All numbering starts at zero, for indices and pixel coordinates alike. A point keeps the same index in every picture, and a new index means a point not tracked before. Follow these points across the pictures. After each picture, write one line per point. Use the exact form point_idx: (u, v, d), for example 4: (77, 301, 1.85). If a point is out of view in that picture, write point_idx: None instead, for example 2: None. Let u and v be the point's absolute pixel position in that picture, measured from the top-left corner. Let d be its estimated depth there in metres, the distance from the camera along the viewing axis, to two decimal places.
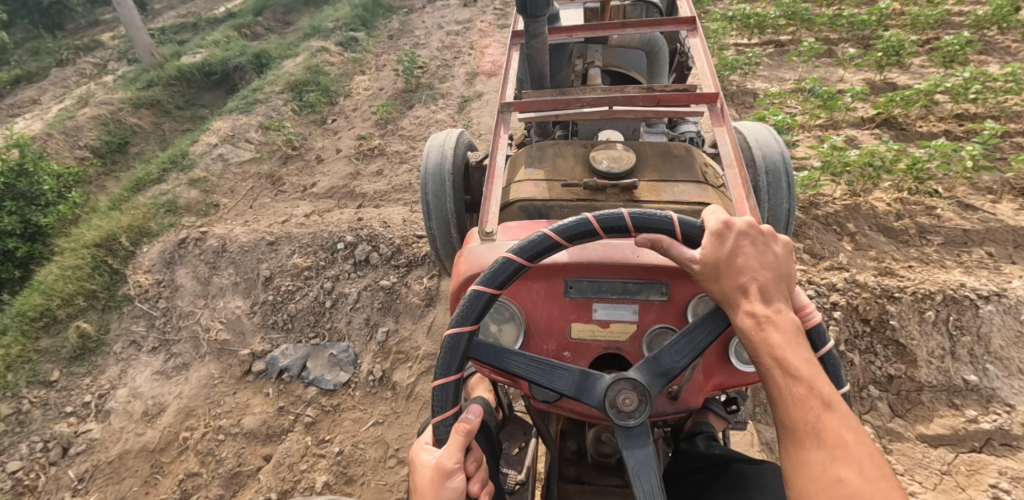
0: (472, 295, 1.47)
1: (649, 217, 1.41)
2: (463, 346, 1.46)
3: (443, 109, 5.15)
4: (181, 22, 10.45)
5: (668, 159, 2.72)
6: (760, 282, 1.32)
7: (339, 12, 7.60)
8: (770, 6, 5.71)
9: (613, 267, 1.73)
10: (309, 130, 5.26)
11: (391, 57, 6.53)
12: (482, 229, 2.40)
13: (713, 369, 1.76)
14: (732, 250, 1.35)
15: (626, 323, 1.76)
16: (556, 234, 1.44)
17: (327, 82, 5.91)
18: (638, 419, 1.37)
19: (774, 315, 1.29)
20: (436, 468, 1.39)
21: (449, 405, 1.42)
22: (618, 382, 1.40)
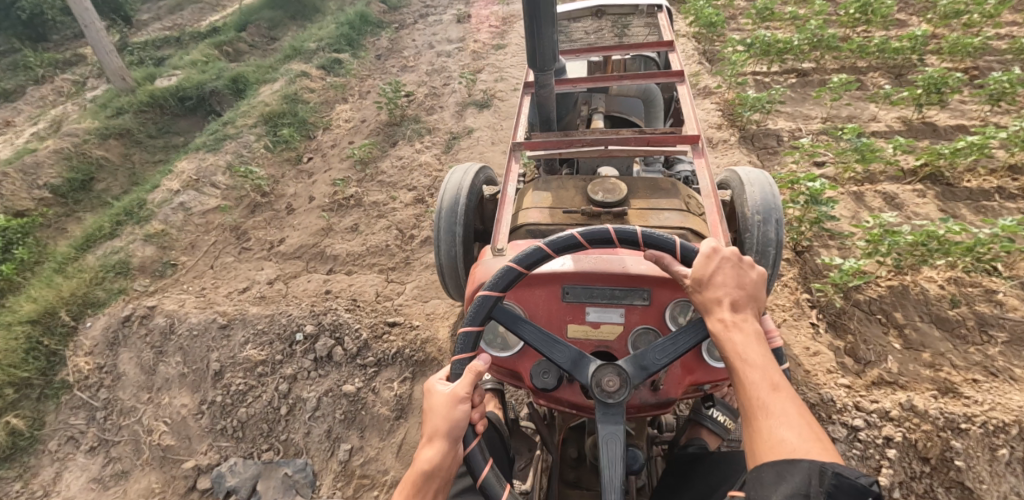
0: (503, 272, 1.82)
1: (658, 236, 1.72)
2: (489, 306, 1.80)
3: (428, 149, 4.63)
4: (165, 36, 9.99)
5: (657, 192, 2.94)
6: (732, 296, 1.58)
7: (323, 30, 7.11)
8: (790, 30, 5.20)
9: (605, 274, 2.01)
10: (282, 171, 4.77)
11: (377, 82, 6.04)
12: (494, 246, 2.60)
13: (693, 367, 1.95)
14: (714, 270, 1.61)
15: (614, 324, 1.98)
16: (581, 235, 1.75)
17: (304, 113, 5.41)
18: (616, 398, 1.66)
19: (740, 322, 1.54)
20: (446, 396, 1.64)
21: (469, 349, 1.76)
22: (605, 368, 1.67)
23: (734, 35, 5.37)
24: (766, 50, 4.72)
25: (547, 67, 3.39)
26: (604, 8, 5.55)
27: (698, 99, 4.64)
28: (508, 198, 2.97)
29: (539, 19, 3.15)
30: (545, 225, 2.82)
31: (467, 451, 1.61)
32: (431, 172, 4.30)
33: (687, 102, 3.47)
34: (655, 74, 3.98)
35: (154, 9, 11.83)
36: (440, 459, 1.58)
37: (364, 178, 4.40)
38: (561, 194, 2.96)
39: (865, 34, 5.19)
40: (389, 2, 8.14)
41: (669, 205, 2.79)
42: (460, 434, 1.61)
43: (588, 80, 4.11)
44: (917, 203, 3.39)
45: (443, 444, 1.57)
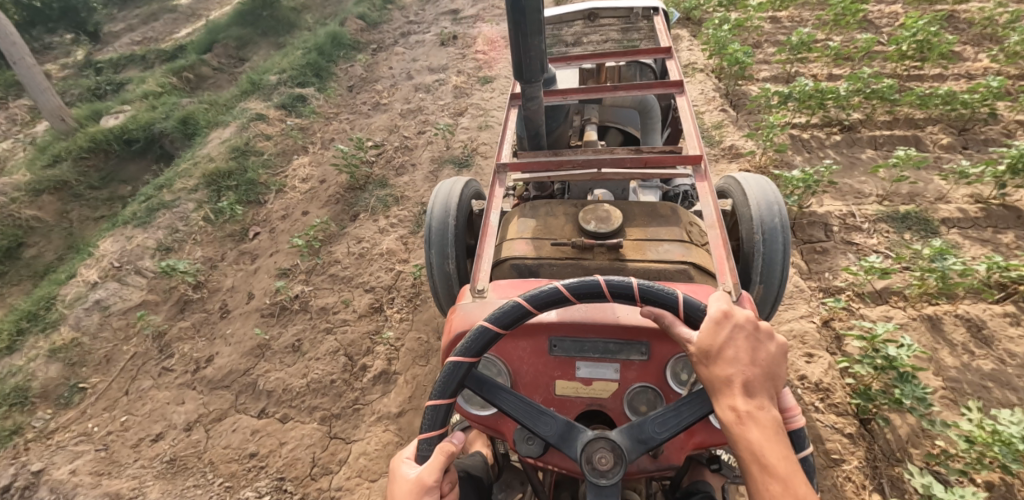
0: (478, 332, 1.56)
1: (655, 291, 1.50)
2: (462, 373, 1.55)
3: (395, 227, 3.79)
4: (130, 53, 9.21)
5: (657, 219, 2.46)
6: (744, 377, 1.42)
7: (288, 56, 6.27)
8: (825, 74, 4.39)
9: (596, 326, 1.77)
10: (222, 252, 3.99)
11: (344, 123, 5.22)
12: (472, 286, 2.17)
13: (694, 427, 1.73)
14: (725, 343, 1.45)
15: (608, 381, 1.76)
16: (566, 289, 1.52)
17: (251, 170, 4.57)
18: (610, 479, 1.44)
19: (755, 412, 1.39)
20: (415, 482, 1.48)
21: (437, 427, 1.52)
22: (597, 440, 1.47)
23: (763, 78, 4.52)
24: (810, 105, 3.85)
25: (537, 79, 2.86)
26: (597, 11, 5.09)
27: (723, 163, 3.79)
28: (489, 226, 2.51)
29: (525, 31, 2.69)
30: (532, 259, 2.36)
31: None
32: (394, 261, 3.50)
33: (687, 113, 3.13)
34: (651, 85, 3.51)
35: (125, 21, 11.09)
36: None
37: (314, 268, 3.61)
38: (549, 223, 2.51)
39: (917, 73, 4.37)
40: (367, 18, 7.34)
41: (670, 235, 2.35)
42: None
43: (579, 91, 3.57)
44: (1012, 335, 2.62)
45: None
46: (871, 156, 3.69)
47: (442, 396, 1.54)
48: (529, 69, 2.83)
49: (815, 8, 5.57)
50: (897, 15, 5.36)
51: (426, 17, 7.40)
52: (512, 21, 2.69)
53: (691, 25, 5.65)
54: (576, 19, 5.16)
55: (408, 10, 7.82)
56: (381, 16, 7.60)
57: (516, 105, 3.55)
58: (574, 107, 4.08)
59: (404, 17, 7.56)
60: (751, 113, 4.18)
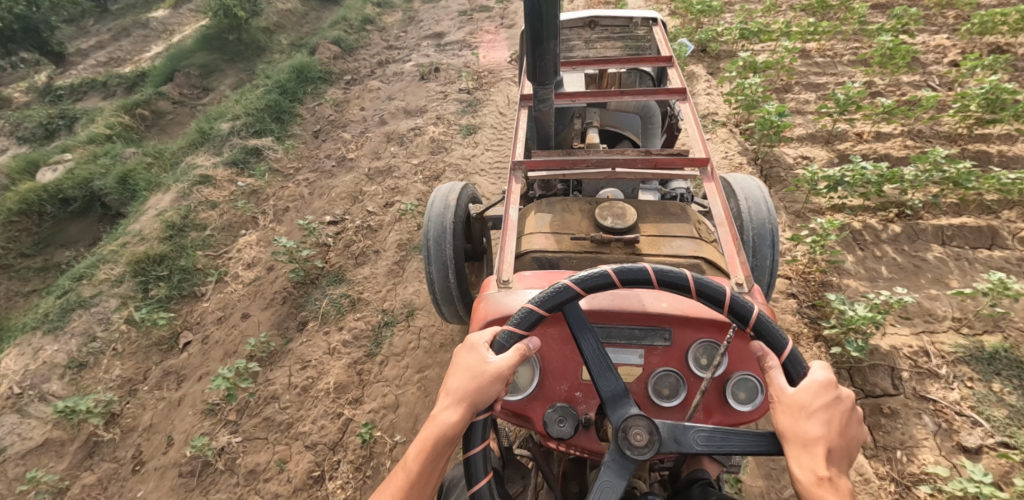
0: (592, 273, 1.40)
1: (772, 325, 1.33)
2: (566, 297, 1.39)
3: (348, 346, 3.06)
4: (92, 78, 8.49)
5: (667, 216, 2.40)
6: (829, 441, 1.21)
7: (246, 95, 5.50)
8: (869, 140, 3.69)
9: (623, 313, 1.66)
10: (145, 371, 3.31)
11: (302, 181, 4.46)
12: (498, 277, 2.01)
13: (712, 408, 1.61)
14: (819, 404, 1.24)
15: (632, 366, 1.66)
16: (695, 281, 1.34)
17: (188, 256, 3.85)
18: (639, 456, 1.27)
19: (837, 478, 1.18)
20: (489, 364, 1.36)
21: (525, 327, 1.39)
22: (636, 416, 1.30)
23: (800, 136, 3.76)
24: (866, 191, 3.07)
25: (549, 82, 2.60)
26: (598, 17, 4.32)
27: None
28: (510, 221, 2.31)
29: (541, 36, 2.40)
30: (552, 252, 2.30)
31: (468, 438, 1.33)
32: (342, 403, 2.80)
33: (691, 121, 2.88)
34: (656, 91, 3.02)
35: (97, 38, 10.51)
36: (457, 427, 1.32)
37: (247, 405, 2.92)
38: (566, 218, 2.43)
39: (981, 132, 3.64)
40: (342, 43, 6.62)
41: (682, 231, 2.27)
42: (483, 407, 1.34)
43: (588, 94, 2.99)
44: None
45: (469, 410, 1.32)
46: (939, 256, 2.95)
47: (538, 306, 1.41)
48: (544, 73, 2.51)
49: (849, 39, 4.86)
50: (946, 48, 4.60)
51: (408, 41, 6.68)
52: (527, 24, 2.37)
53: (707, 62, 4.89)
54: (578, 25, 4.38)
55: (389, 32, 7.11)
56: (359, 40, 6.87)
57: (525, 106, 3.13)
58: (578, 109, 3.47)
59: (384, 41, 6.87)
60: (790, 195, 3.37)
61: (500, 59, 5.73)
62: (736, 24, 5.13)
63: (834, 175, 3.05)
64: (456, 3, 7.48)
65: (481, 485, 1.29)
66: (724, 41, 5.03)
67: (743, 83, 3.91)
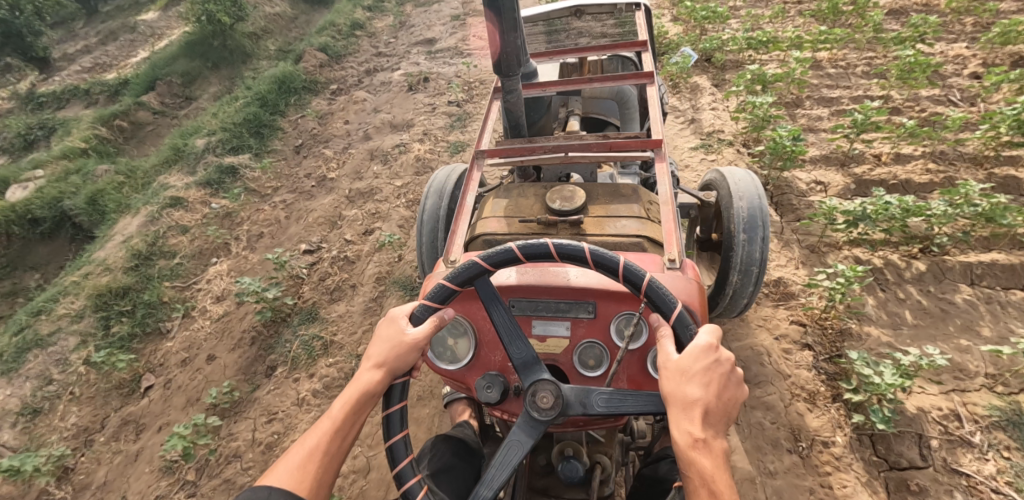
0: (500, 250, 1.55)
1: (662, 293, 1.48)
2: (474, 271, 1.56)
3: (318, 397, 2.80)
4: (75, 85, 8.23)
5: (617, 198, 2.47)
6: (705, 402, 1.36)
7: (225, 108, 5.22)
8: (887, 164, 3.43)
9: (548, 287, 1.82)
10: (102, 419, 3.04)
11: (278, 203, 4.18)
12: (448, 258, 2.25)
13: (637, 378, 1.74)
14: (700, 369, 1.39)
15: (560, 338, 1.80)
16: (590, 254, 1.50)
17: (154, 289, 3.60)
18: (544, 416, 1.48)
19: (710, 438, 1.33)
20: (407, 336, 1.54)
21: (438, 300, 1.56)
22: (544, 382, 1.51)
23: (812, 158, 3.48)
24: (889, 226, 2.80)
25: (515, 74, 2.75)
26: (585, 5, 4.08)
27: (765, 307, 2.76)
28: (465, 207, 2.51)
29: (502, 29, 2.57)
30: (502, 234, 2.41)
31: (387, 398, 1.48)
32: None
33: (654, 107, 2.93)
34: (624, 76, 3.16)
35: (85, 42, 10.25)
36: (376, 388, 1.50)
37: (207, 464, 2.66)
38: (519, 202, 2.54)
39: (1011, 154, 3.35)
40: (329, 50, 6.36)
41: (628, 212, 2.35)
42: (401, 371, 1.52)
43: (558, 84, 3.10)
44: None
45: (388, 374, 1.51)
46: (968, 298, 2.69)
47: (451, 282, 1.58)
48: (509, 65, 2.68)
49: (863, 48, 4.57)
50: (965, 59, 4.30)
51: (397, 48, 6.40)
52: (489, 15, 2.56)
53: (712, 72, 4.59)
54: (565, 13, 4.16)
55: (378, 37, 6.83)
56: (347, 46, 6.60)
57: (497, 98, 3.14)
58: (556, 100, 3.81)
59: (374, 47, 6.59)
60: (803, 227, 3.09)
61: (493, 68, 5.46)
62: (742, 33, 4.84)
63: (852, 208, 2.79)
64: (449, 6, 7.19)
65: (396, 439, 1.43)
66: (729, 51, 4.74)
67: (753, 102, 3.63)
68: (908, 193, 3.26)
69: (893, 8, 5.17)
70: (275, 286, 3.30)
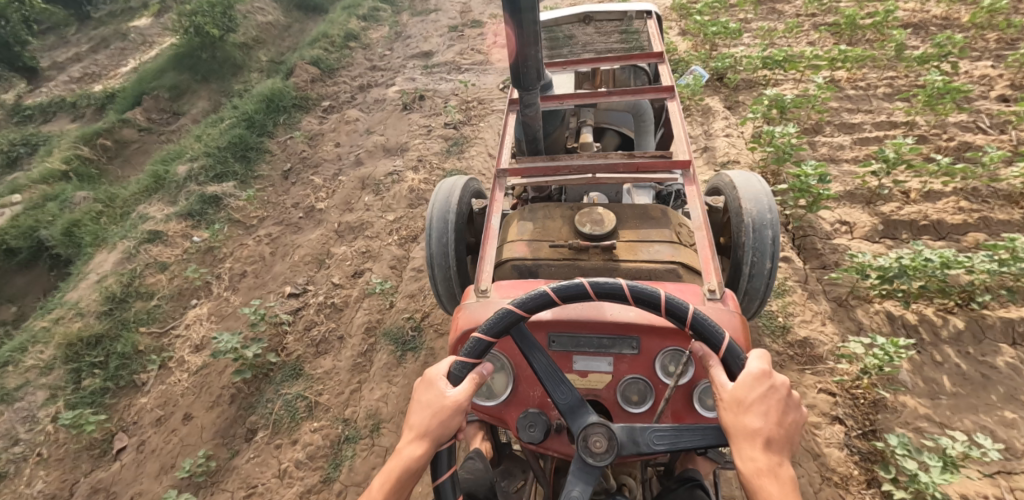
0: (534, 294, 1.44)
1: (708, 322, 1.37)
2: (510, 319, 1.45)
3: (299, 470, 2.56)
4: (61, 97, 7.98)
5: (647, 220, 2.44)
6: (767, 432, 1.28)
7: (209, 129, 4.95)
8: (915, 202, 3.17)
9: (592, 322, 1.74)
10: (69, 486, 2.79)
11: (262, 236, 3.92)
12: (476, 286, 2.10)
13: (682, 413, 1.70)
14: (758, 397, 1.31)
15: (602, 373, 1.75)
16: (628, 289, 1.40)
17: (130, 336, 3.37)
18: (599, 461, 1.42)
19: (778, 469, 1.25)
20: (448, 398, 1.41)
21: (475, 357, 1.43)
22: (596, 425, 1.44)
23: (839, 195, 3.21)
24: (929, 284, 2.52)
25: (533, 87, 2.80)
26: (592, 13, 4.13)
27: (789, 371, 2.52)
28: (491, 229, 2.43)
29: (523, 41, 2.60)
30: (530, 260, 2.37)
31: (436, 468, 1.37)
32: None
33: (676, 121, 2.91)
34: (645, 90, 3.10)
35: (75, 50, 10.00)
36: (422, 460, 1.37)
37: None
38: (546, 225, 2.49)
39: None
40: (321, 64, 6.10)
41: (660, 236, 2.32)
42: (445, 439, 1.39)
43: (576, 97, 3.07)
44: None
45: (431, 445, 1.37)
46: (1012, 362, 2.44)
47: (486, 334, 1.45)
48: (528, 78, 2.70)
49: (881, 70, 4.33)
50: (992, 79, 4.04)
51: (393, 62, 6.13)
52: (508, 29, 2.58)
53: (724, 94, 4.33)
54: (573, 21, 4.16)
55: (373, 49, 6.56)
56: (340, 59, 6.34)
57: (513, 109, 3.20)
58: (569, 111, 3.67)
59: (368, 60, 6.33)
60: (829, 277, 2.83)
61: (492, 85, 5.20)
62: (756, 52, 4.58)
63: (886, 265, 2.53)
64: (446, 16, 6.93)
65: None
66: (742, 70, 4.48)
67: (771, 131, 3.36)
68: (940, 235, 3.01)
69: (912, 22, 4.90)
70: (256, 339, 3.05)
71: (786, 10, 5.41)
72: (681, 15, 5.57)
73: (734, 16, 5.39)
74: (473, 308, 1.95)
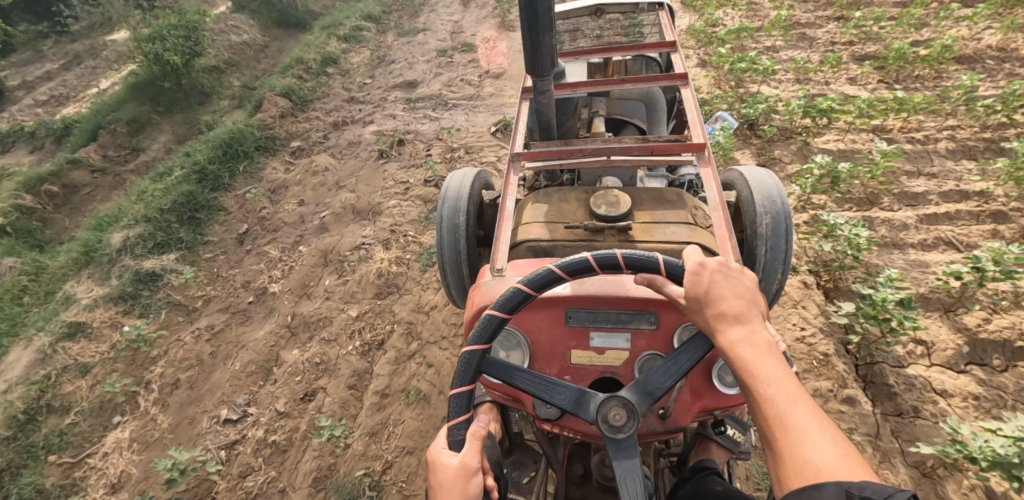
0: (485, 322, 1.49)
1: (638, 257, 1.43)
2: (478, 360, 1.48)
3: None
4: (19, 124, 7.32)
5: (662, 203, 2.22)
6: (740, 311, 1.36)
7: (155, 183, 4.28)
8: (1008, 314, 2.50)
9: (605, 298, 1.65)
10: None
11: (202, 329, 3.27)
12: (491, 266, 2.00)
13: (700, 391, 1.64)
14: (710, 286, 1.38)
15: (620, 350, 1.65)
16: (560, 268, 1.46)
17: (36, 470, 2.78)
18: (627, 433, 1.39)
19: (746, 337, 1.32)
20: (456, 470, 1.40)
21: (464, 411, 1.44)
22: (609, 399, 1.42)
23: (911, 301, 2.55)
24: None
25: (548, 73, 2.52)
26: (604, 4, 3.69)
27: None
28: (505, 213, 2.25)
29: (537, 26, 2.31)
30: (545, 241, 2.15)
31: None
32: None
33: (691, 108, 2.72)
34: (658, 78, 2.96)
35: (45, 66, 9.33)
36: None
37: None
38: (561, 208, 2.26)
39: None
40: (293, 95, 5.42)
41: (676, 217, 2.11)
42: None
43: (590, 83, 2.91)
44: None
45: None
46: None
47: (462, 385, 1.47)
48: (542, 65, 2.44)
49: (937, 120, 3.65)
50: None
51: (372, 93, 5.44)
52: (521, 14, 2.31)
53: (756, 146, 3.63)
54: (584, 13, 3.75)
55: (352, 76, 5.87)
56: (315, 88, 5.66)
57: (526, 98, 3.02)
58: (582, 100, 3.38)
59: (346, 89, 5.65)
60: (909, 430, 2.17)
61: (481, 125, 4.53)
62: (796, 97, 3.88)
63: (1005, 452, 1.83)
64: (434, 38, 6.27)
65: None
66: (777, 117, 3.77)
67: (833, 225, 2.65)
68: None
69: (967, 53, 4.20)
70: None
71: (818, 36, 4.71)
72: (701, 42, 4.85)
73: (760, 45, 4.69)
74: (488, 286, 1.85)
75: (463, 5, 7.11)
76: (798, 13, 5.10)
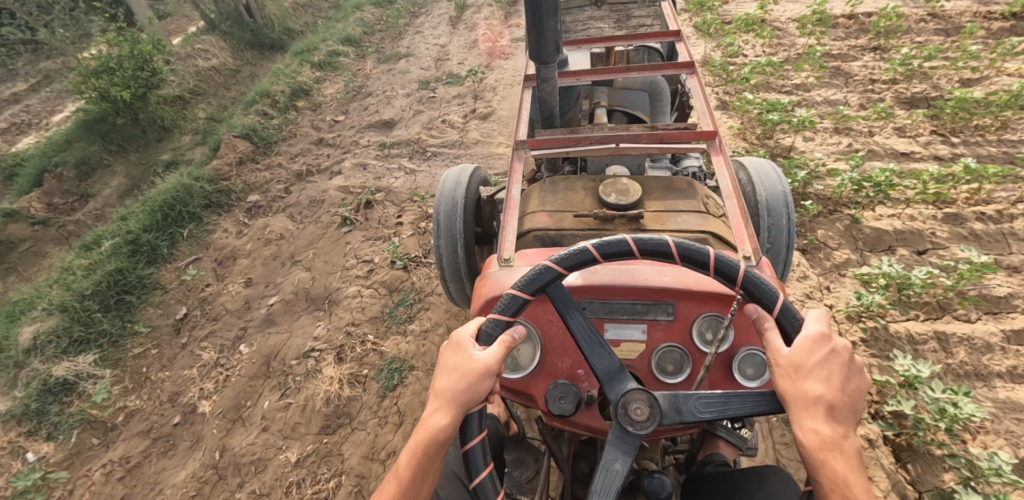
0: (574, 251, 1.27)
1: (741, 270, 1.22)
2: (549, 280, 1.27)
3: None
4: None
5: (671, 192, 2.05)
6: (830, 399, 1.15)
7: (84, 257, 3.68)
8: None
9: (623, 287, 1.51)
10: None
11: (114, 463, 2.67)
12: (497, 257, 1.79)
13: (717, 382, 1.49)
14: (820, 364, 1.18)
15: (636, 342, 1.51)
16: (636, 242, 1.24)
17: None
18: (639, 431, 1.19)
19: (840, 438, 1.13)
20: (477, 361, 1.24)
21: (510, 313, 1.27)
22: (633, 392, 1.21)
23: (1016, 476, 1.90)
24: None
25: (551, 61, 2.32)
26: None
27: None
28: (512, 203, 2.01)
29: (541, 12, 2.12)
30: (553, 231, 1.97)
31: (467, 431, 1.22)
32: None
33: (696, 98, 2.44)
34: (663, 66, 2.59)
35: None
36: (446, 429, 1.22)
37: None
38: (568, 197, 2.08)
39: None
40: (255, 136, 4.79)
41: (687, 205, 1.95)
42: (472, 408, 1.23)
43: (594, 72, 2.59)
44: None
45: (456, 411, 1.22)
46: None
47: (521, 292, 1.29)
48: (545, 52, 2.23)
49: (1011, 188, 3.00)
50: None
51: (345, 134, 4.82)
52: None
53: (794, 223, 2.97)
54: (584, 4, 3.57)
55: (324, 112, 5.27)
56: (282, 126, 5.04)
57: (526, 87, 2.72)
58: (584, 89, 2.96)
59: (317, 128, 5.03)
60: None
61: None
62: (840, 165, 3.21)
63: None
64: (418, 66, 5.66)
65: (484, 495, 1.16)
66: (818, 184, 3.13)
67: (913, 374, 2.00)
68: None
69: None
70: None
71: (855, 71, 4.06)
72: (721, 79, 4.20)
73: (788, 82, 4.03)
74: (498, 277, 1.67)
75: (451, 26, 6.52)
76: (829, 43, 4.46)
